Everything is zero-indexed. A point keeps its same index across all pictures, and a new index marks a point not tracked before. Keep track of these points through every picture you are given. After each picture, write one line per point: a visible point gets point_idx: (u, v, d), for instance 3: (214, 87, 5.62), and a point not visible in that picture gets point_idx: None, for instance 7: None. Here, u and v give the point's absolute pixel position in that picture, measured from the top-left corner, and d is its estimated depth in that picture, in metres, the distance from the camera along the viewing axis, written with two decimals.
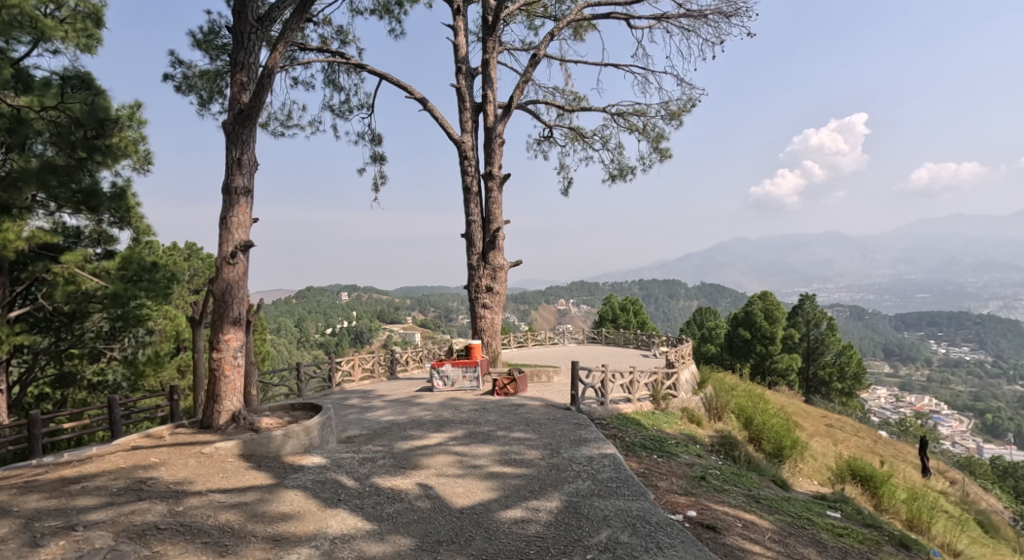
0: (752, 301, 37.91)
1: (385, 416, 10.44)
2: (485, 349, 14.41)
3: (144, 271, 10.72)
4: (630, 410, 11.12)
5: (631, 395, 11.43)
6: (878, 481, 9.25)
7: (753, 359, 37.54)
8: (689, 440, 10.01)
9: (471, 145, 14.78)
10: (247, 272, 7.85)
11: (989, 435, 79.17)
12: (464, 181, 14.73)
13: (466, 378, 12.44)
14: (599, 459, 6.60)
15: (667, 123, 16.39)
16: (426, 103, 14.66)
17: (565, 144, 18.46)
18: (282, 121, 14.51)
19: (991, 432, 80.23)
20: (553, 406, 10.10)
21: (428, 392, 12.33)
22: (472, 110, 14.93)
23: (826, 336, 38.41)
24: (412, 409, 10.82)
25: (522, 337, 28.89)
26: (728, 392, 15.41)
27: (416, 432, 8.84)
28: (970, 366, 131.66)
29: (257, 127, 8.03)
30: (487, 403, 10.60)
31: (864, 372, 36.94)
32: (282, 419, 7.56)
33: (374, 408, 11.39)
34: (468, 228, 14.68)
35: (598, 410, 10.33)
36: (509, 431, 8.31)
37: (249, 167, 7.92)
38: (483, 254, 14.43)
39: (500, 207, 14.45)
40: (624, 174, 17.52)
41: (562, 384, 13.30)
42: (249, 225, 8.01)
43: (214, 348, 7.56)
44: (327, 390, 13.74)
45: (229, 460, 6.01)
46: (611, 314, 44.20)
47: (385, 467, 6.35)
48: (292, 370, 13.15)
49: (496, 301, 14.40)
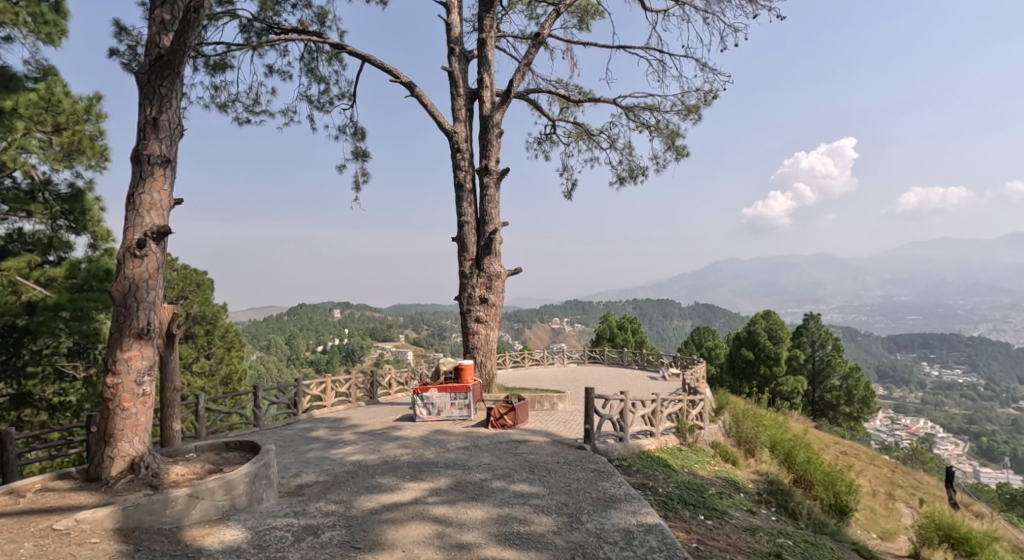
0: (755, 320, 36.20)
1: (353, 454, 8.42)
2: (478, 372, 12.41)
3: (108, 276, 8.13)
4: (653, 447, 9.16)
5: (654, 428, 9.47)
6: (977, 546, 7.37)
7: (756, 381, 35.61)
8: (733, 489, 7.99)
9: (465, 137, 12.90)
10: (161, 268, 5.89)
11: (985, 459, 77.13)
12: (456, 177, 12.86)
13: (455, 406, 10.45)
14: (641, 536, 4.63)
15: (683, 118, 14.74)
16: (413, 89, 12.88)
17: (568, 143, 16.75)
18: (252, 105, 12.64)
19: (986, 455, 78.10)
20: (562, 445, 8.13)
21: (410, 423, 10.33)
22: (467, 98, 13.15)
23: (832, 357, 36.57)
24: (387, 445, 8.81)
25: (517, 357, 26.84)
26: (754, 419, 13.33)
27: (388, 480, 6.84)
28: (964, 389, 130.26)
29: (183, 80, 6.15)
30: (480, 439, 8.61)
31: (872, 396, 34.83)
32: (199, 468, 5.62)
33: (342, 443, 9.37)
34: (461, 230, 12.80)
35: (617, 449, 8.38)
36: (509, 483, 6.34)
37: (173, 131, 6.05)
38: (476, 260, 12.53)
39: (497, 207, 12.62)
40: (634, 176, 15.82)
41: (568, 413, 11.34)
42: (168, 208, 6.08)
43: (110, 372, 5.52)
44: (293, 419, 11.68)
45: (89, 544, 4.05)
46: (608, 334, 42.21)
47: (328, 547, 4.40)
48: (249, 394, 11.04)
49: (493, 316, 12.49)
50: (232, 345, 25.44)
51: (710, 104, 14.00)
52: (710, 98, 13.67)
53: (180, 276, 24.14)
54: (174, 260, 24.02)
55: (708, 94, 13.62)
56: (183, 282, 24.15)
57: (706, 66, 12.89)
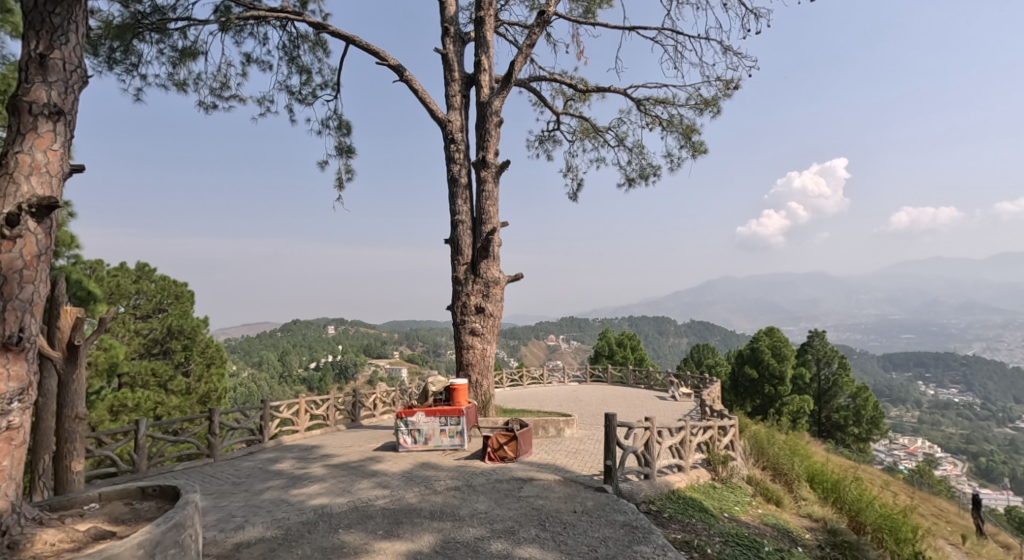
0: (758, 336, 34.80)
1: (317, 496, 6.82)
2: (473, 393, 10.83)
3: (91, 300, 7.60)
4: (684, 485, 7.61)
5: (684, 461, 7.90)
6: None
7: (760, 400, 34.04)
8: (789, 543, 6.47)
9: (460, 126, 11.41)
10: (42, 254, 4.33)
11: (985, 480, 74.93)
12: (449, 171, 11.38)
13: (444, 433, 8.88)
14: None
15: (701, 112, 13.38)
16: (402, 73, 11.47)
17: (573, 141, 15.39)
18: (219, 88, 11.14)
19: (986, 477, 75.84)
20: (576, 486, 6.56)
21: (392, 454, 8.76)
22: (463, 84, 11.72)
23: (839, 376, 34.97)
24: (360, 484, 7.20)
25: (515, 375, 25.22)
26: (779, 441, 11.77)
27: (353, 537, 5.28)
28: (961, 408, 128.70)
29: (84, 8, 4.69)
30: (474, 477, 7.04)
31: (882, 417, 32.96)
32: (80, 532, 4.13)
33: (308, 480, 7.76)
34: (455, 231, 11.31)
35: (642, 491, 6.79)
36: (513, 545, 4.79)
37: (73, 74, 4.58)
38: (472, 264, 11.04)
39: (496, 204, 11.20)
40: (645, 176, 14.44)
41: (575, 441, 9.77)
42: (60, 176, 4.54)
43: None
44: (258, 447, 10.06)
45: None
46: (607, 350, 40.62)
47: None
48: (203, 419, 9.45)
49: (490, 328, 10.96)
50: (213, 361, 23.62)
51: (730, 95, 12.64)
52: (731, 88, 12.30)
53: (158, 288, 22.50)
54: (152, 271, 22.46)
55: (729, 83, 12.25)
56: (161, 294, 22.52)
57: (729, 50, 11.52)
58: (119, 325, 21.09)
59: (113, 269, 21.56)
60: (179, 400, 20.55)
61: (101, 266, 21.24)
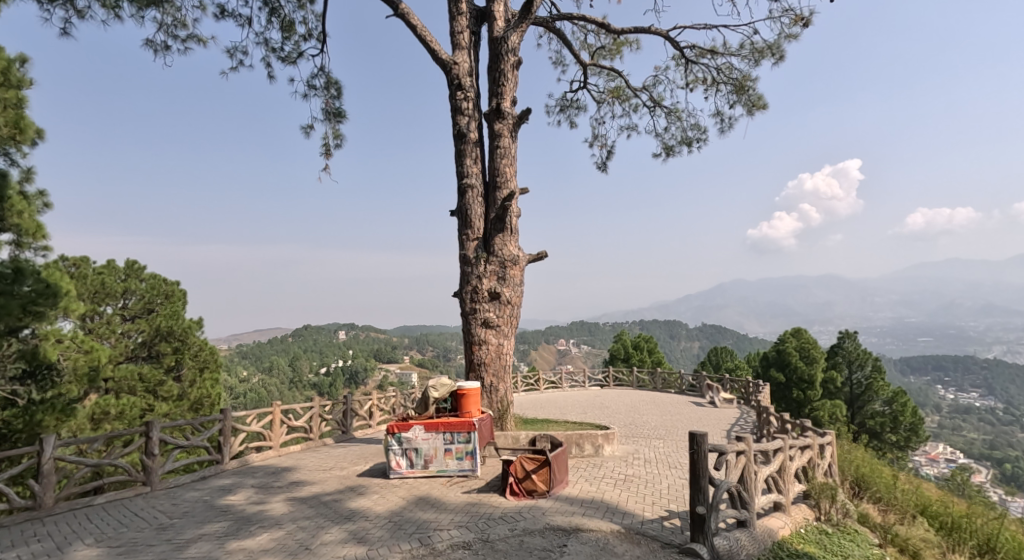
0: (784, 338, 32.22)
1: (262, 554, 4.67)
2: (487, 401, 8.62)
3: (52, 293, 6.35)
4: (790, 533, 5.36)
5: (785, 497, 5.64)
6: None
7: (788, 406, 31.43)
8: None
9: (469, 70, 9.24)
10: None
11: (1012, 487, 70.95)
12: (454, 124, 9.22)
13: (448, 453, 6.69)
14: None
15: (758, 59, 11.03)
16: (398, 6, 9.33)
17: (600, 104, 13.14)
18: (172, 23, 8.94)
19: (1011, 484, 71.82)
20: (647, 548, 4.32)
21: (380, 483, 6.57)
22: (473, 20, 9.58)
23: (873, 380, 32.06)
24: (328, 533, 5.03)
25: (530, 378, 23.01)
26: (860, 454, 9.35)
27: None
28: (983, 413, 123.99)
29: None
30: (490, 524, 4.81)
31: (922, 423, 29.87)
32: None
33: (261, 522, 5.60)
34: (463, 199, 9.13)
35: (745, 550, 4.55)
36: None
37: None
38: (484, 240, 8.84)
39: (513, 164, 9.04)
40: (688, 142, 12.13)
41: (618, 464, 7.50)
42: None
43: None
44: (215, 470, 7.91)
45: None
46: (623, 353, 38.29)
47: None
48: (139, 435, 7.32)
49: (508, 319, 8.76)
50: (208, 366, 21.57)
51: (798, 35, 10.27)
52: (801, 24, 9.92)
53: (148, 286, 20.52)
54: (140, 268, 20.54)
55: (799, 18, 9.91)
56: (151, 293, 20.45)
57: None
58: (102, 327, 19.13)
59: (99, 266, 19.69)
60: (166, 408, 18.51)
61: (85, 263, 19.34)
